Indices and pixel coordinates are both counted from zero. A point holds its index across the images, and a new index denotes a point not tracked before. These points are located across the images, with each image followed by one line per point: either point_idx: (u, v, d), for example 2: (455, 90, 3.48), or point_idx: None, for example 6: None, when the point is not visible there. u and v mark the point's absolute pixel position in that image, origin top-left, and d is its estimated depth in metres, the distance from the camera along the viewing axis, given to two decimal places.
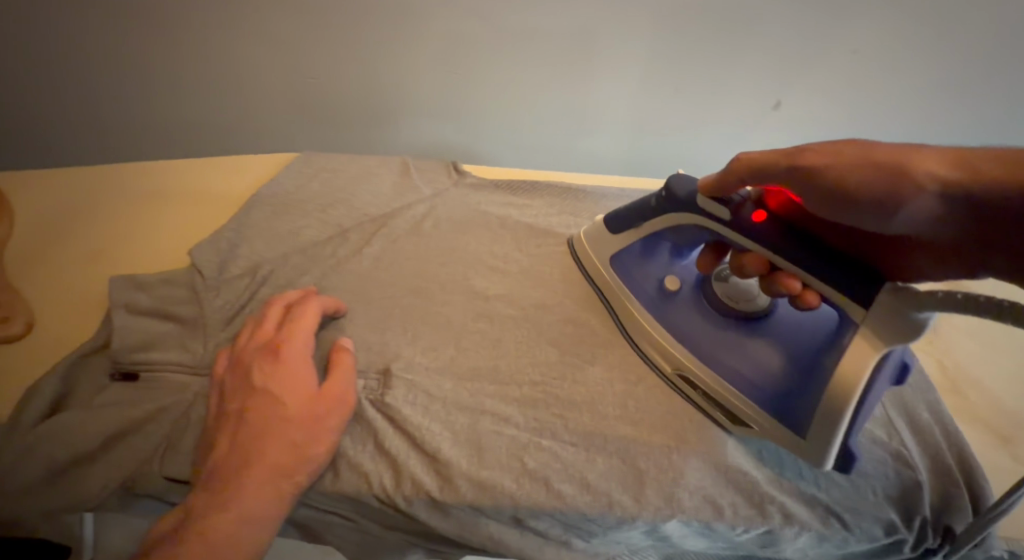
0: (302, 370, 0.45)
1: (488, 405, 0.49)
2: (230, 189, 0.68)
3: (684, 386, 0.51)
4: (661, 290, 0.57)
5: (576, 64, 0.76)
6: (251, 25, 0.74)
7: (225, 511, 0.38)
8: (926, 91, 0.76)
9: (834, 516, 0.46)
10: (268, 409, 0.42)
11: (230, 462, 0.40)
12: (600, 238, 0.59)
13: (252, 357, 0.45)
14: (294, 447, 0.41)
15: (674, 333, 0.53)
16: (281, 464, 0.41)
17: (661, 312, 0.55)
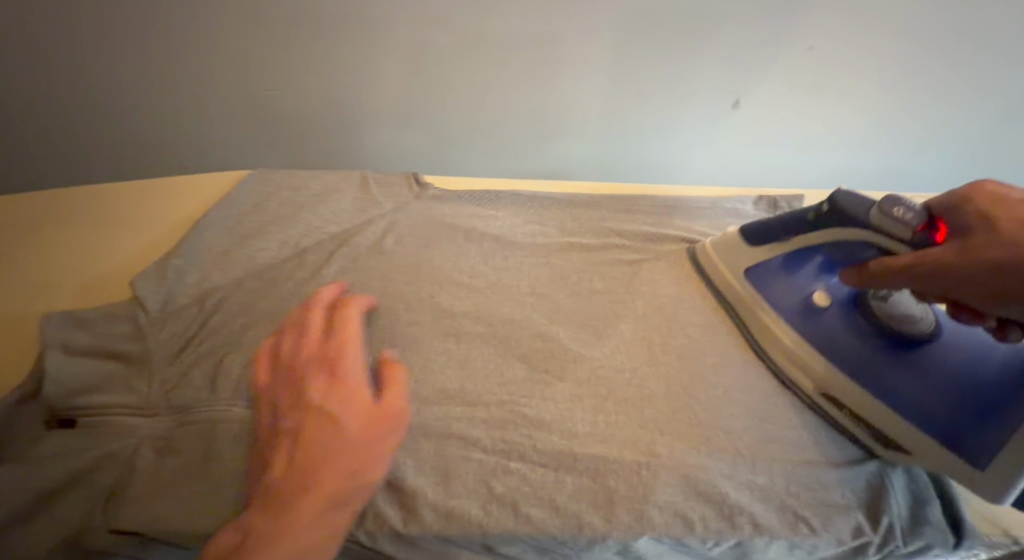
0: (354, 382, 0.46)
1: (454, 429, 0.47)
2: (178, 211, 0.65)
3: (830, 408, 0.51)
4: (805, 304, 0.56)
5: (536, 67, 0.74)
6: (196, 38, 0.71)
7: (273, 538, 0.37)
8: (881, 85, 0.76)
9: (802, 520, 0.44)
10: (321, 423, 0.43)
11: (283, 482, 0.40)
12: (733, 247, 0.59)
13: (307, 373, 0.46)
14: (349, 475, 0.41)
15: (824, 351, 0.53)
16: (335, 484, 0.40)
17: (808, 327, 0.55)
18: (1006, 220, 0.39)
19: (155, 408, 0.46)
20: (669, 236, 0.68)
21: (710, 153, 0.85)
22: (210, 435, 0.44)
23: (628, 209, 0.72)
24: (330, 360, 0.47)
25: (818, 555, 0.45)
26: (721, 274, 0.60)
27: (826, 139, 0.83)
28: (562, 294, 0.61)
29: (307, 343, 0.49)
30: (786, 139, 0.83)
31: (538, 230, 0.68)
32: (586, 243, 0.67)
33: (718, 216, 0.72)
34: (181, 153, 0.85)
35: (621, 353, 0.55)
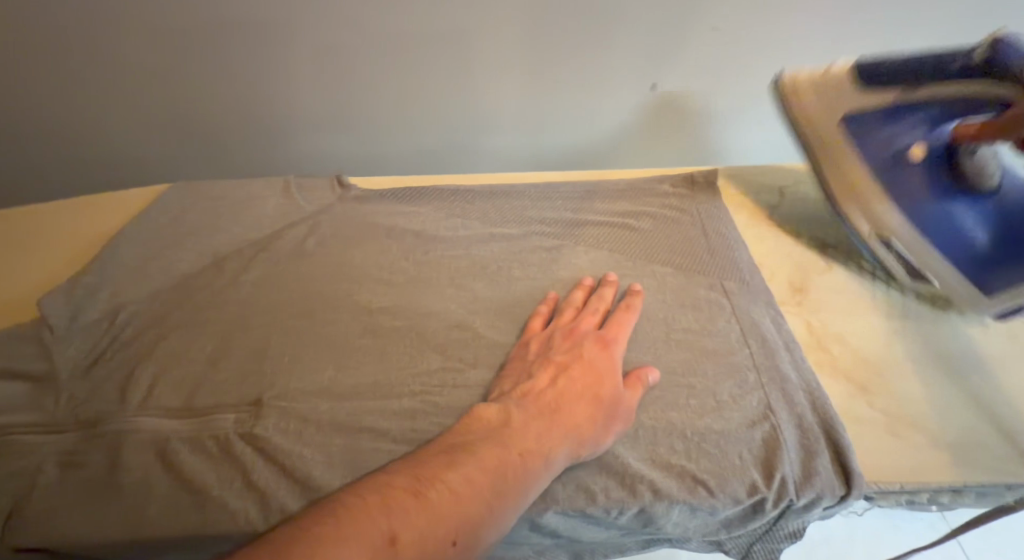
0: (613, 361, 0.52)
1: (367, 422, 0.48)
2: (93, 227, 0.66)
3: (880, 248, 0.62)
4: (898, 155, 0.60)
5: (452, 59, 0.75)
6: (111, 51, 0.73)
7: (530, 433, 0.44)
8: (790, 62, 0.78)
9: (700, 484, 0.46)
10: (572, 382, 0.49)
11: (533, 402, 0.47)
12: (840, 90, 0.60)
13: (592, 344, 0.53)
14: (590, 418, 0.47)
15: (899, 201, 0.59)
16: (582, 422, 0.46)
17: (889, 178, 0.60)
18: None
19: (64, 424, 0.47)
20: (590, 222, 0.70)
21: (641, 139, 0.86)
22: (116, 446, 0.45)
23: (551, 198, 0.73)
24: (569, 329, 0.55)
25: (719, 515, 0.47)
26: (817, 121, 0.62)
27: (751, 116, 0.84)
28: (481, 283, 0.62)
29: (586, 323, 0.55)
30: (709, 122, 0.85)
31: (460, 223, 0.69)
32: (508, 233, 0.68)
33: (636, 196, 0.74)
34: (112, 169, 0.86)
35: None
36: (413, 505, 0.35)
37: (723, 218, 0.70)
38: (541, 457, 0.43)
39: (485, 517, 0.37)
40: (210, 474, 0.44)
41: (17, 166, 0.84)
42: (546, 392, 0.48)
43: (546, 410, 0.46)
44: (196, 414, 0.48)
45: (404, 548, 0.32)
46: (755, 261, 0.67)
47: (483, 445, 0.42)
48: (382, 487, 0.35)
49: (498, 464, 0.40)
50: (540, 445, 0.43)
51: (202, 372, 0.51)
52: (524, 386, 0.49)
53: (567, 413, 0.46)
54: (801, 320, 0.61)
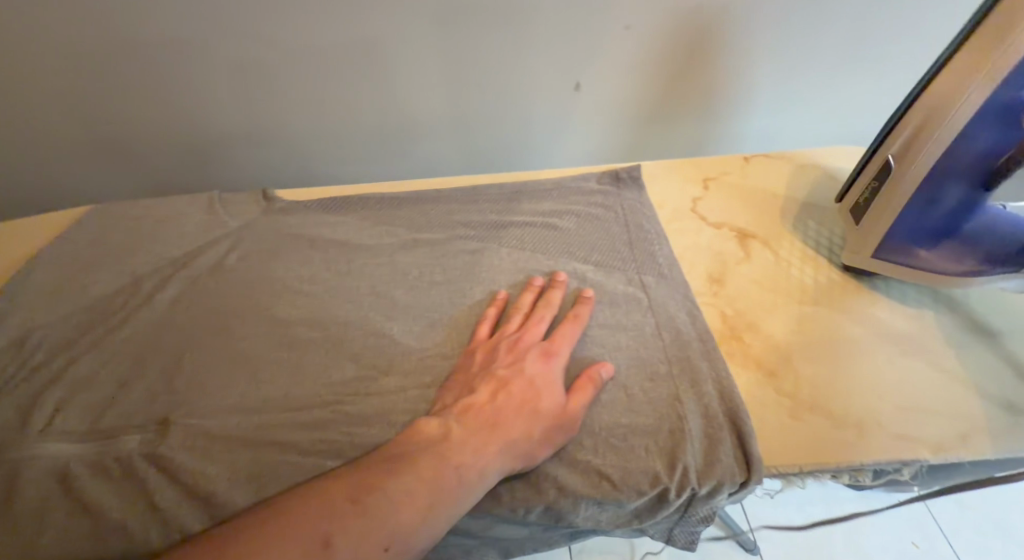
0: (556, 373, 0.52)
1: (274, 435, 0.49)
2: (12, 249, 0.66)
3: (874, 167, 0.58)
4: (1013, 108, 0.48)
5: (372, 67, 0.75)
6: (24, 76, 0.72)
7: (468, 448, 0.44)
8: (708, 56, 0.79)
9: (604, 478, 0.47)
10: (510, 397, 0.49)
11: (473, 417, 0.47)
12: None
13: (539, 359, 0.52)
14: (526, 435, 0.47)
15: (944, 148, 0.52)
16: (518, 438, 0.46)
17: (973, 124, 0.50)
18: None
19: None
20: (514, 222, 0.70)
21: (572, 137, 0.88)
22: (15, 474, 0.45)
23: (477, 201, 0.74)
24: (517, 341, 0.54)
25: (628, 507, 0.48)
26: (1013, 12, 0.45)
27: (676, 110, 0.86)
28: (401, 290, 0.62)
29: (533, 333, 0.55)
30: (636, 118, 0.86)
31: (385, 230, 0.69)
32: (432, 238, 0.68)
33: (561, 194, 0.74)
34: (49, 188, 0.86)
35: (451, 339, 0.57)
36: (348, 513, 0.38)
37: (645, 212, 0.71)
38: (478, 470, 0.43)
39: (416, 522, 0.39)
40: (111, 496, 0.44)
41: None
42: (489, 409, 0.48)
43: (485, 425, 0.46)
44: (100, 438, 0.48)
45: (337, 548, 0.36)
46: (676, 254, 0.67)
47: (424, 456, 0.43)
48: (321, 493, 0.39)
49: (433, 477, 0.42)
50: (478, 461, 0.44)
51: (110, 395, 0.51)
52: (466, 400, 0.49)
53: (506, 427, 0.46)
54: (715, 309, 0.61)
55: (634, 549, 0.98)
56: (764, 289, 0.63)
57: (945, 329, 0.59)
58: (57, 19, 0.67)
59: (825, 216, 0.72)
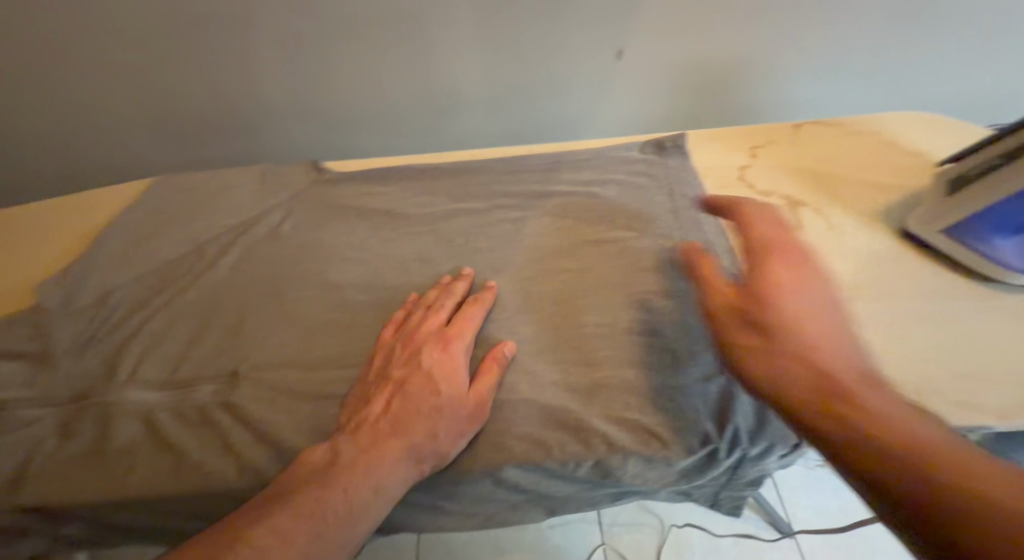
0: (456, 363, 0.50)
1: (333, 389, 0.51)
2: (86, 219, 0.69)
3: (1006, 148, 0.52)
4: None
5: (413, 39, 0.77)
6: (88, 54, 0.76)
7: (360, 464, 0.43)
8: (752, 16, 0.77)
9: (654, 436, 0.48)
10: (406, 400, 0.47)
11: (367, 431, 0.45)
12: None
13: (438, 349, 0.51)
14: (428, 434, 0.45)
15: None
16: (419, 439, 0.45)
17: None
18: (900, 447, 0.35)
19: (57, 398, 0.50)
20: (556, 191, 0.71)
21: (609, 108, 0.87)
22: (105, 418, 0.49)
23: (517, 172, 0.74)
24: (416, 338, 0.52)
25: (677, 466, 0.48)
26: None
27: (717, 77, 0.85)
28: (447, 256, 0.64)
29: (433, 322, 0.54)
30: (675, 85, 0.85)
31: (429, 200, 0.70)
32: (474, 207, 0.69)
33: (603, 163, 0.74)
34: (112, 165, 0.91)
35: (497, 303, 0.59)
36: None
37: (690, 180, 0.70)
38: (372, 486, 0.42)
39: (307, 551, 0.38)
40: (189, 440, 0.47)
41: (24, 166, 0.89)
42: (383, 415, 0.47)
43: (381, 437, 0.45)
44: (177, 387, 0.51)
45: None
46: (723, 222, 0.66)
47: (310, 485, 0.41)
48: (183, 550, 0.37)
49: (316, 509, 0.40)
50: (374, 475, 0.43)
51: (183, 349, 0.55)
52: (359, 415, 0.47)
53: (404, 431, 0.45)
54: (765, 275, 0.60)
55: (661, 520, 1.00)
56: (814, 255, 0.62)
57: (1009, 296, 0.57)
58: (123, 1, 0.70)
59: (878, 183, 0.70)
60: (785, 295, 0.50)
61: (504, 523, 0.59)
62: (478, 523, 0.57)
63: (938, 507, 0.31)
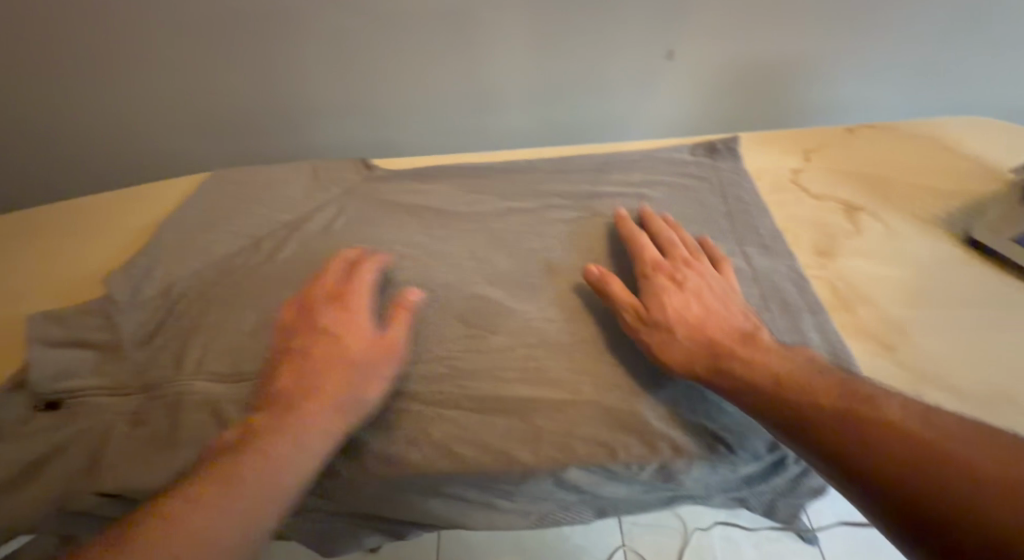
0: (360, 333, 0.54)
1: (395, 385, 0.52)
2: (145, 214, 0.71)
3: None
4: None
5: (463, 36, 0.77)
6: (146, 51, 0.77)
7: (291, 428, 0.47)
8: (806, 17, 0.76)
9: (720, 441, 0.47)
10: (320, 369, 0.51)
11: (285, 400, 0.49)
12: None
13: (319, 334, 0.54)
14: (351, 396, 0.50)
15: None
16: (338, 402, 0.50)
17: None
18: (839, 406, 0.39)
19: (127, 387, 0.52)
20: (606, 192, 0.70)
21: (654, 108, 0.87)
22: (175, 408, 0.50)
23: (566, 172, 0.73)
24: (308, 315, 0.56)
25: (740, 472, 0.48)
26: None
27: (766, 78, 0.84)
28: (499, 255, 0.64)
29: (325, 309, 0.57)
30: (722, 85, 0.84)
31: (479, 198, 0.70)
32: (525, 206, 0.69)
33: (652, 164, 0.73)
34: (160, 160, 0.92)
35: (553, 304, 0.59)
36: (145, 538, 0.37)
37: (744, 184, 0.70)
38: (301, 447, 0.47)
39: (245, 519, 0.41)
40: (259, 434, 0.50)
41: (75, 160, 0.91)
42: (314, 392, 0.50)
43: (289, 405, 0.49)
44: (242, 380, 0.52)
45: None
46: (778, 225, 0.66)
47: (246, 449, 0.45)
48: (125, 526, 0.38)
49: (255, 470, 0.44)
50: (308, 435, 0.47)
51: (241, 341, 0.55)
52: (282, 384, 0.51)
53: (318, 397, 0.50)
54: (824, 280, 0.60)
55: (684, 524, 1.00)
56: (873, 259, 0.61)
57: None
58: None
59: (937, 188, 0.68)
60: (674, 299, 0.52)
61: (553, 523, 0.59)
62: (528, 522, 0.57)
63: (880, 474, 0.34)
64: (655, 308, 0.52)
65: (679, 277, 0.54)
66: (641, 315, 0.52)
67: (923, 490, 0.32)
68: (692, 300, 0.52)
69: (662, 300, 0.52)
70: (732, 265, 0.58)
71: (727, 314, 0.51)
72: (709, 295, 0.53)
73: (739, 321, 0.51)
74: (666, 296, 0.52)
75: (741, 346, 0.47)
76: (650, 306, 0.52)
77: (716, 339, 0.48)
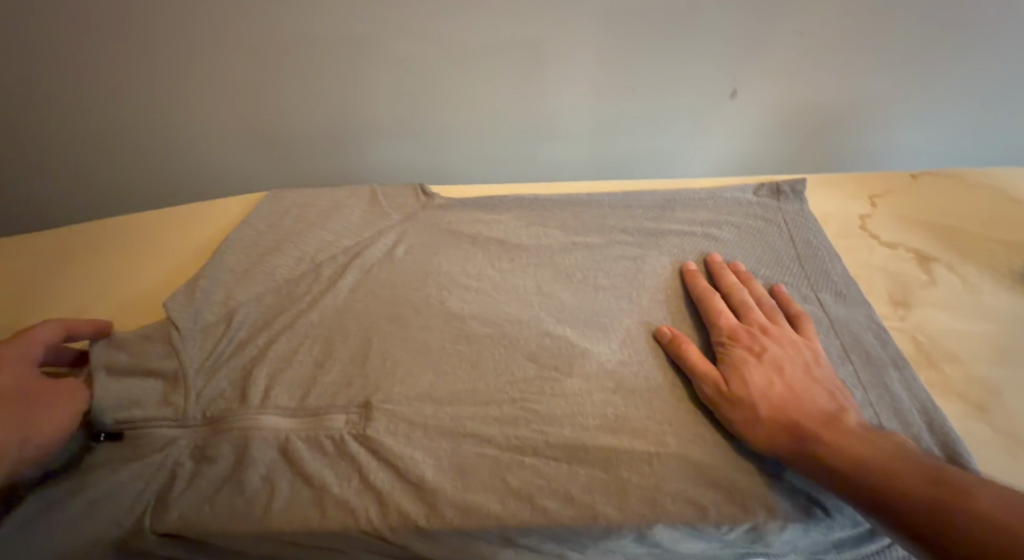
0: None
1: (469, 427, 0.50)
2: (199, 236, 0.71)
3: None
4: None
5: (532, 70, 0.75)
6: (201, 71, 0.74)
7: None
8: (878, 66, 0.75)
9: (816, 504, 0.46)
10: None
11: None
12: None
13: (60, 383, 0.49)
14: None
15: None
16: None
17: None
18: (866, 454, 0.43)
19: (190, 418, 0.50)
20: (671, 230, 0.69)
21: (710, 146, 0.85)
22: (243, 444, 0.49)
23: (629, 208, 0.72)
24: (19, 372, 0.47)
25: (833, 536, 0.47)
26: None
27: (829, 122, 0.82)
28: (567, 292, 0.62)
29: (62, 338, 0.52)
30: (783, 126, 0.83)
31: (541, 231, 0.69)
32: (589, 242, 0.67)
33: (717, 204, 0.72)
34: (198, 181, 0.88)
35: (626, 346, 0.57)
36: None
37: (812, 227, 0.68)
38: None
39: None
40: (330, 474, 0.47)
41: (109, 178, 0.87)
42: None
43: None
44: (309, 416, 0.51)
45: None
46: (851, 273, 0.64)
47: None
48: None
49: None
50: None
51: (310, 375, 0.54)
52: None
53: None
54: (906, 334, 0.59)
55: None
56: (954, 315, 0.60)
57: None
58: (252, 16, 0.68)
59: (1011, 243, 0.67)
60: (753, 374, 0.50)
61: None
62: None
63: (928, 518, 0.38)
64: (735, 385, 0.50)
65: (758, 348, 0.52)
66: (720, 390, 0.50)
67: (949, 511, 0.37)
68: (773, 375, 0.50)
69: (741, 376, 0.50)
70: (811, 321, 0.56)
71: (812, 395, 0.48)
72: (790, 369, 0.51)
73: (825, 400, 0.48)
74: (745, 370, 0.50)
75: (825, 429, 0.45)
76: (730, 381, 0.50)
77: (799, 421, 0.46)
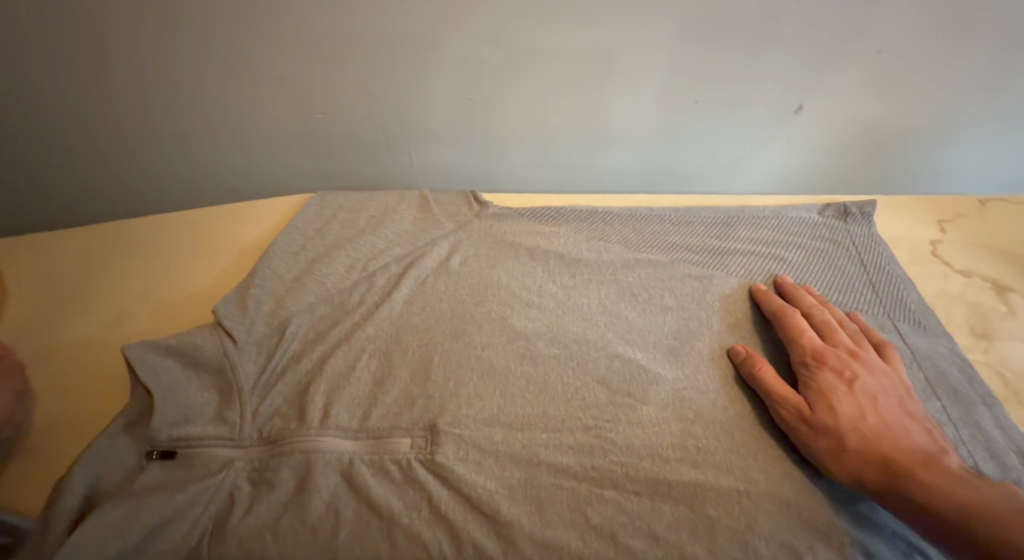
0: None
1: (543, 455, 0.47)
2: (244, 237, 0.68)
3: None
4: None
5: (595, 78, 0.72)
6: (251, 65, 0.71)
7: None
8: (953, 85, 0.72)
9: (917, 550, 0.45)
10: None
11: None
12: None
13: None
14: None
15: None
16: None
17: None
18: (966, 494, 0.40)
19: (246, 439, 0.49)
20: (738, 249, 0.66)
21: (767, 160, 0.83)
22: (307, 467, 0.47)
23: (691, 224, 0.69)
24: None
25: None
26: None
27: (892, 142, 0.80)
28: (633, 312, 0.59)
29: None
30: (844, 143, 0.80)
31: (601, 245, 0.65)
32: (654, 258, 0.63)
33: (782, 224, 0.69)
34: (237, 180, 0.85)
35: (701, 372, 0.54)
36: None
37: (883, 252, 0.65)
38: None
39: None
40: (397, 503, 0.45)
41: (141, 172, 0.84)
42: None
43: None
44: (371, 438, 0.49)
45: None
46: (926, 302, 0.62)
47: None
48: None
49: None
50: None
51: (370, 393, 0.51)
52: None
53: None
54: (991, 369, 0.56)
55: None
56: None
57: None
58: (312, 12, 0.65)
59: None
60: (844, 404, 0.47)
61: None
62: None
63: None
64: (825, 414, 0.47)
65: (848, 375, 0.49)
66: (807, 421, 0.47)
67: None
68: (866, 406, 0.47)
69: (831, 403, 0.47)
70: (897, 352, 0.54)
71: (904, 425, 0.46)
72: (882, 402, 0.48)
73: (921, 435, 0.46)
74: (835, 399, 0.48)
75: (920, 464, 0.43)
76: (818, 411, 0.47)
77: (895, 456, 0.44)
